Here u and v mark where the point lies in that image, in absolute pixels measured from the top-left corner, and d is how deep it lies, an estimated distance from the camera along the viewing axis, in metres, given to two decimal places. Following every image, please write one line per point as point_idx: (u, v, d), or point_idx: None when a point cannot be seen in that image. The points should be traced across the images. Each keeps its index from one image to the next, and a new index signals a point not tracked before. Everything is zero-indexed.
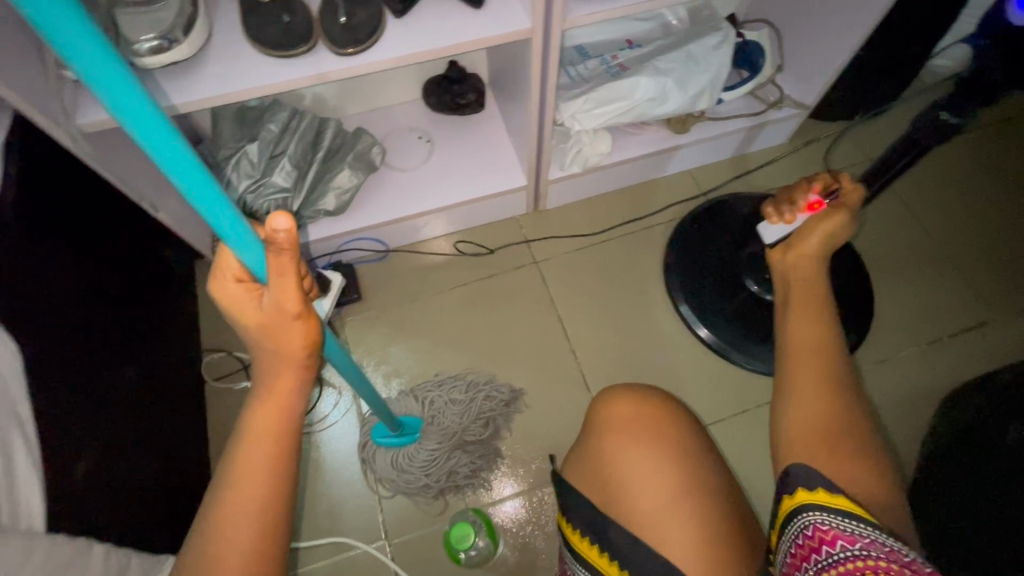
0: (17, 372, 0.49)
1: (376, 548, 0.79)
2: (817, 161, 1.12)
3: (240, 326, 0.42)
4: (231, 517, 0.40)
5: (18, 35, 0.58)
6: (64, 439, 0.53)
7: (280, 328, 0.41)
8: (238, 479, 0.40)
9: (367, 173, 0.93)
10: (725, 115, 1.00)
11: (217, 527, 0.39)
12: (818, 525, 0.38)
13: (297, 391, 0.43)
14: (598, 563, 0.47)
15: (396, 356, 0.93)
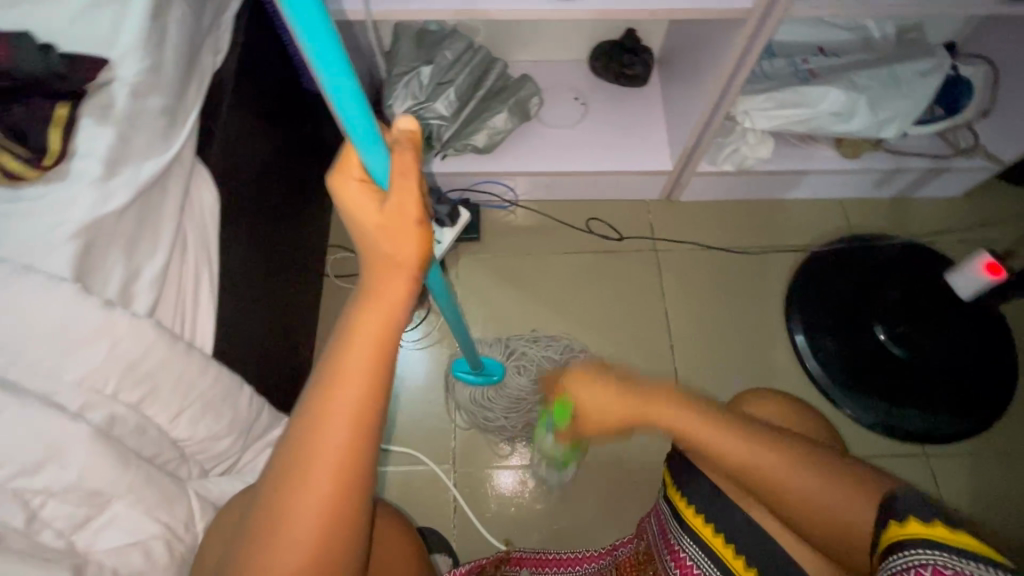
0: (214, 215, 0.55)
1: (442, 470, 0.84)
2: (992, 224, 1.01)
3: (354, 224, 0.38)
4: (319, 441, 0.33)
5: None
6: (235, 288, 0.59)
7: (392, 234, 0.36)
8: (331, 402, 0.33)
9: (520, 121, 0.94)
10: (902, 151, 0.92)
11: (303, 446, 0.33)
12: (934, 565, 0.30)
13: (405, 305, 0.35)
14: (720, 551, 0.46)
15: (498, 302, 0.95)
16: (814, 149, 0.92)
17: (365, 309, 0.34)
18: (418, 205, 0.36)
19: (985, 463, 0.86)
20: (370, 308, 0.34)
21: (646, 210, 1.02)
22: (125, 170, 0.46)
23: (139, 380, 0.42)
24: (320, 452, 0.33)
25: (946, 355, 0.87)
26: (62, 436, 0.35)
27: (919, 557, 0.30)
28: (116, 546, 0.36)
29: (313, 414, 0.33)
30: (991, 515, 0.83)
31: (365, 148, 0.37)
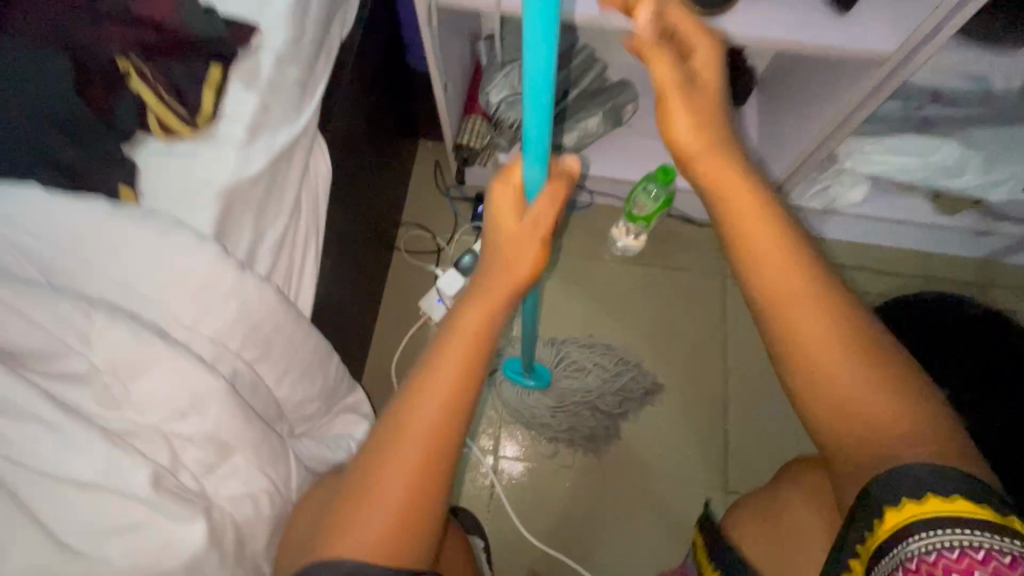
0: (325, 186, 0.58)
1: (482, 455, 0.86)
2: None
3: (490, 228, 0.40)
4: (414, 426, 0.34)
5: None
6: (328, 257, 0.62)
7: (521, 246, 0.39)
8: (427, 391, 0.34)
9: (611, 126, 0.93)
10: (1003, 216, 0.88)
11: (399, 429, 0.34)
12: (926, 555, 0.31)
13: (505, 309, 0.38)
14: None
15: (558, 301, 0.96)
16: (908, 198, 0.89)
17: (468, 313, 0.36)
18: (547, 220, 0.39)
19: None
20: (472, 307, 0.37)
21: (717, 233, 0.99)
22: (260, 142, 0.49)
23: (258, 340, 0.45)
24: (405, 440, 0.34)
25: None
26: (203, 390, 0.38)
27: (927, 540, 0.32)
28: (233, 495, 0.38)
29: (405, 407, 0.34)
30: None
31: (532, 164, 0.39)
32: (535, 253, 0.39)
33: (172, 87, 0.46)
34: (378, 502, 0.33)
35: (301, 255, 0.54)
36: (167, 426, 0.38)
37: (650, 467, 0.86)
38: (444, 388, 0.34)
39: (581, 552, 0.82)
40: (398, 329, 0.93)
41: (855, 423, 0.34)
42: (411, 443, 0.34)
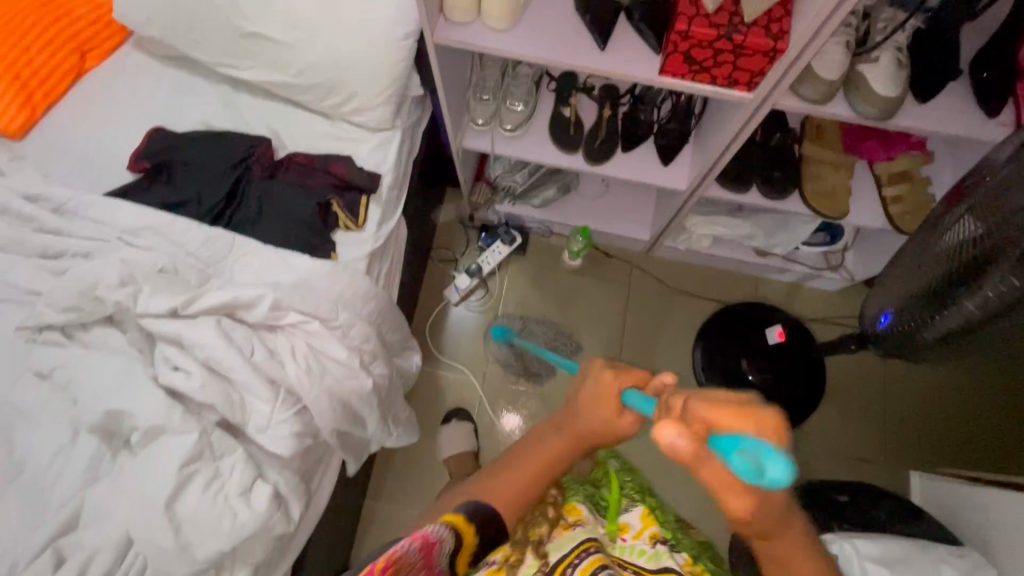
0: (402, 241, 1.20)
1: (476, 381, 1.52)
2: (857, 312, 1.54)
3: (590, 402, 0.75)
4: (500, 488, 0.71)
5: (463, 95, 1.19)
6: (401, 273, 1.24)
7: (601, 415, 0.68)
8: (519, 467, 0.72)
9: (564, 191, 1.49)
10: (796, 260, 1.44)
11: (492, 488, 0.71)
12: None
13: (557, 459, 0.72)
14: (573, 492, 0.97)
15: (527, 294, 1.59)
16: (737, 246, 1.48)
17: (553, 446, 0.73)
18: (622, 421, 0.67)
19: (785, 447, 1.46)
20: (558, 443, 0.72)
21: (624, 258, 1.61)
22: (379, 228, 1.11)
23: (381, 315, 1.07)
24: (535, 459, 0.73)
25: (780, 385, 1.46)
26: (365, 333, 1.00)
27: None
28: (375, 371, 1.02)
29: (501, 475, 0.72)
30: None
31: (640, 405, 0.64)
32: (615, 423, 0.68)
33: (346, 206, 1.09)
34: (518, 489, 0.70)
35: (391, 275, 1.16)
36: (359, 345, 1.00)
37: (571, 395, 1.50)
38: (525, 479, 0.71)
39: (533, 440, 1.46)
40: (430, 308, 1.58)
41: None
42: (535, 467, 0.72)
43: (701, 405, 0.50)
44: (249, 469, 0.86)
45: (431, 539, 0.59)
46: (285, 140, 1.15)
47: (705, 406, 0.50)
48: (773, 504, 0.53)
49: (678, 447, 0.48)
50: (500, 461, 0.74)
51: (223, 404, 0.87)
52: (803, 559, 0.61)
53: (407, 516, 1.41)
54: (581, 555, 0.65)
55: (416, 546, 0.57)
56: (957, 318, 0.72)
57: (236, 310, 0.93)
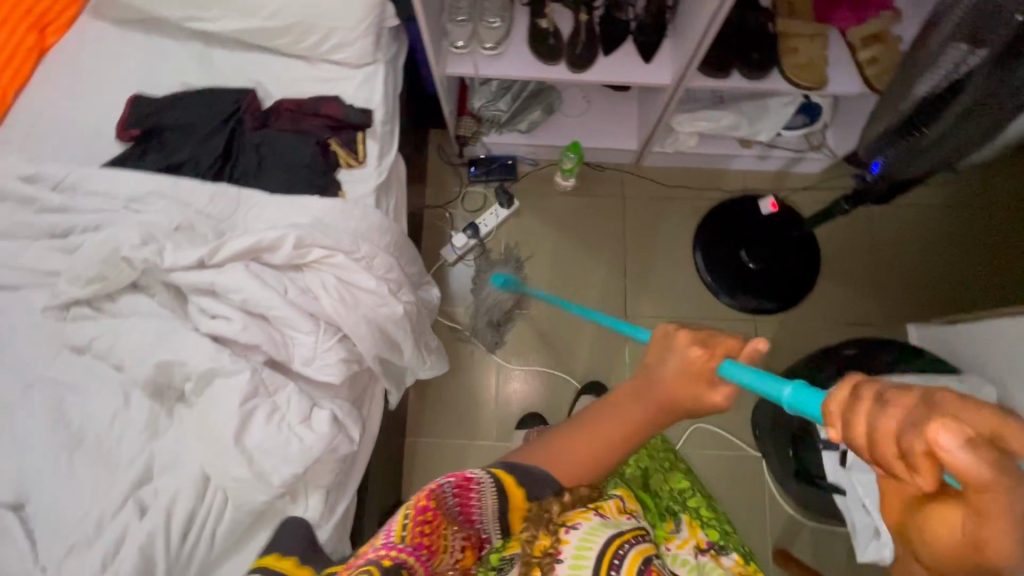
0: (402, 176, 1.21)
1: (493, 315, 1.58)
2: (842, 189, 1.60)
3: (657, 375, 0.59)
4: (567, 457, 0.62)
5: (440, 20, 1.19)
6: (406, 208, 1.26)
7: (686, 383, 0.56)
8: (577, 440, 0.62)
9: (549, 112, 1.53)
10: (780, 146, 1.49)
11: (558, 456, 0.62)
12: None
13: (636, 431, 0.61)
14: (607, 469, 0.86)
15: (527, 222, 1.63)
16: (722, 142, 1.52)
17: (623, 417, 0.61)
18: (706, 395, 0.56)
19: (791, 323, 1.55)
20: (627, 419, 0.61)
21: (614, 172, 1.64)
22: (380, 162, 1.13)
23: (398, 247, 1.10)
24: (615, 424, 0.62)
25: (777, 269, 1.54)
26: (387, 262, 1.02)
27: None
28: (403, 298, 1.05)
29: (563, 445, 0.63)
30: (786, 351, 1.53)
31: None
32: (699, 399, 0.56)
33: (345, 144, 1.10)
34: (598, 444, 0.61)
35: (398, 209, 1.18)
36: (384, 275, 1.02)
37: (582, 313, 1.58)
38: (599, 448, 0.62)
39: (549, 365, 1.55)
40: (435, 251, 1.61)
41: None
42: (611, 434, 0.62)
43: (891, 414, 0.30)
44: (304, 399, 0.90)
45: (471, 479, 0.59)
46: (269, 89, 1.14)
47: (855, 395, 0.33)
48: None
49: (850, 424, 0.32)
50: (581, 415, 0.66)
51: (268, 342, 0.90)
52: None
53: (449, 445, 1.50)
54: (635, 537, 0.63)
55: (453, 487, 0.58)
56: (950, 121, 0.78)
57: (260, 254, 0.94)
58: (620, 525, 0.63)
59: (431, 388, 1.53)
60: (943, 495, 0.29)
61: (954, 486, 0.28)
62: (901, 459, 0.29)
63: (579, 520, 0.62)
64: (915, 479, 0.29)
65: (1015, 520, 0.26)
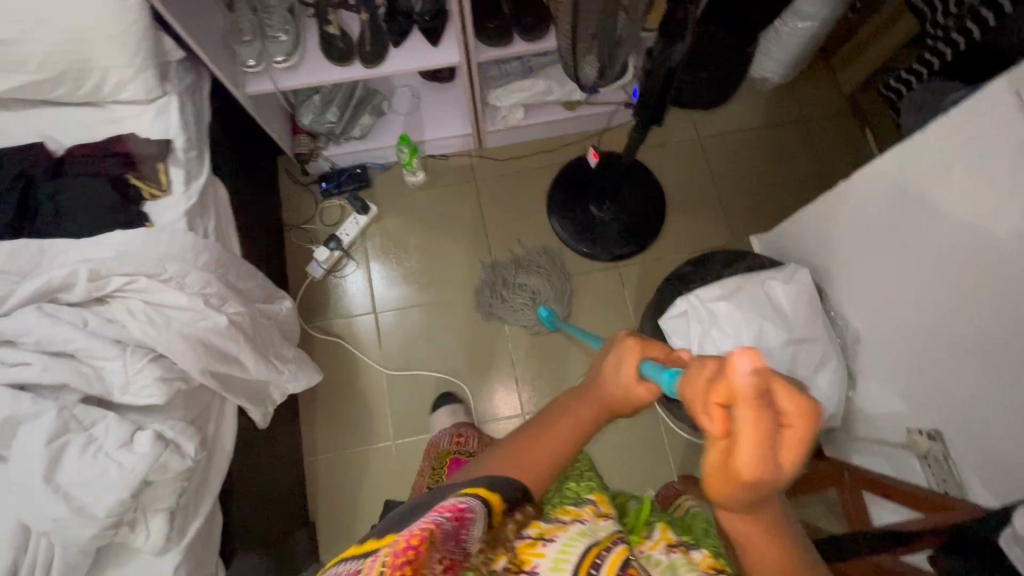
0: (223, 198, 1.23)
1: (372, 323, 1.59)
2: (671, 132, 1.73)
3: (608, 374, 0.71)
4: (531, 460, 0.65)
5: (227, 45, 1.23)
6: (237, 228, 1.27)
7: (619, 386, 0.69)
8: (544, 435, 0.68)
9: (379, 115, 1.58)
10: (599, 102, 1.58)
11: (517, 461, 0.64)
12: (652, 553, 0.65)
13: (575, 431, 0.70)
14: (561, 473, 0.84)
15: (389, 223, 1.67)
16: (548, 109, 1.60)
17: (569, 416, 0.70)
18: (625, 390, 0.69)
19: (654, 262, 1.64)
20: (570, 419, 0.70)
21: (459, 160, 1.71)
22: (188, 187, 1.14)
23: (222, 265, 1.11)
24: (566, 425, 0.69)
25: (629, 215, 1.62)
26: (201, 278, 1.03)
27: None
28: (229, 308, 1.07)
29: (519, 441, 0.67)
30: (653, 287, 1.61)
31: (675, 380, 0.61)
32: (633, 394, 0.69)
33: (144, 177, 1.10)
34: (538, 462, 0.65)
35: (223, 229, 1.20)
36: (201, 291, 1.03)
37: (462, 302, 1.62)
38: (548, 455, 0.66)
39: (440, 353, 1.58)
40: (302, 272, 1.62)
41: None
42: (565, 435, 0.69)
43: (744, 364, 0.40)
44: (124, 425, 0.89)
45: (462, 512, 0.53)
46: (62, 140, 1.14)
47: (745, 383, 0.39)
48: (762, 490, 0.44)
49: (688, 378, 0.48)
50: (539, 417, 0.72)
51: (76, 379, 0.89)
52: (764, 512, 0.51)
53: (352, 455, 1.49)
54: (610, 542, 0.59)
55: (446, 517, 0.52)
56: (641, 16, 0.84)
57: (56, 294, 0.94)
58: (594, 535, 0.59)
59: (323, 402, 1.52)
60: (747, 435, 0.39)
61: (749, 431, 0.39)
62: (717, 399, 0.42)
63: (556, 532, 0.59)
64: (711, 422, 0.43)
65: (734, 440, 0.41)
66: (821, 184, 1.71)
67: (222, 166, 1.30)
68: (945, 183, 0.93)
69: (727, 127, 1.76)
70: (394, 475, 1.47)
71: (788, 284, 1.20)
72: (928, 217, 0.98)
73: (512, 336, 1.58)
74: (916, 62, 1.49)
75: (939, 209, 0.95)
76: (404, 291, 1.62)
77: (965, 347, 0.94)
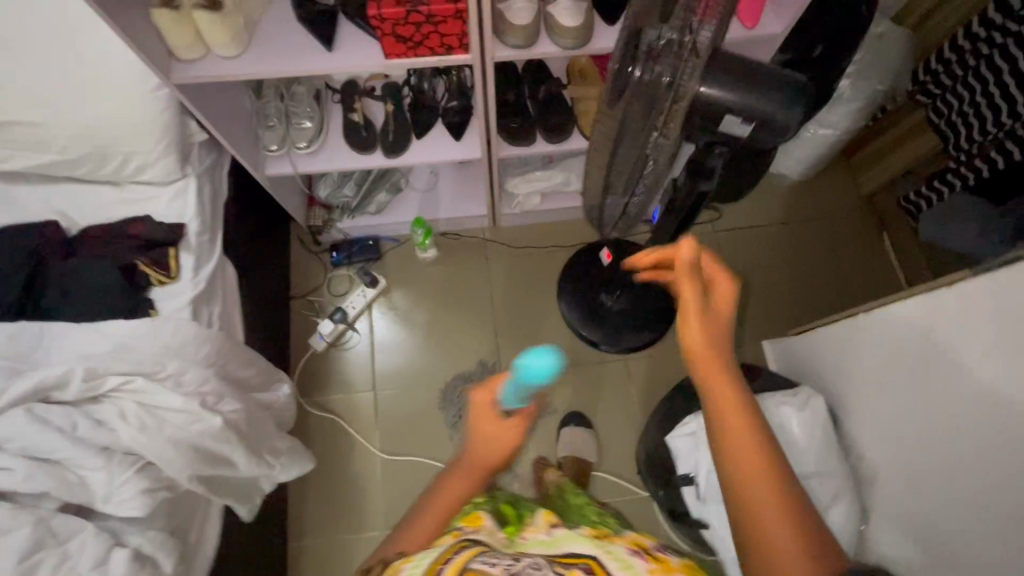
0: (231, 281, 1.21)
1: (370, 400, 1.56)
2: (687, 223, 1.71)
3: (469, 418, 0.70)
4: (416, 527, 0.66)
5: (251, 130, 1.23)
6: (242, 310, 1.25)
7: (482, 432, 0.69)
8: (434, 499, 0.68)
9: (396, 191, 1.58)
10: None
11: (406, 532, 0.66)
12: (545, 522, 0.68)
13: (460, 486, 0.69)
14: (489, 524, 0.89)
15: (396, 296, 1.65)
16: (566, 196, 1.60)
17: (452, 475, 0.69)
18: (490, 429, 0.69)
19: (663, 357, 1.60)
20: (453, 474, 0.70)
21: (472, 238, 1.69)
22: (197, 273, 1.12)
23: (222, 357, 1.08)
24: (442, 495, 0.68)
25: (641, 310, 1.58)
26: (199, 376, 1.00)
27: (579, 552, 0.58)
28: (225, 405, 1.03)
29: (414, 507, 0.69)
30: (661, 384, 1.57)
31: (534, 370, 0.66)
32: (497, 432, 0.68)
33: (153, 263, 1.09)
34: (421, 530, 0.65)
35: (228, 314, 1.18)
36: (197, 389, 1.00)
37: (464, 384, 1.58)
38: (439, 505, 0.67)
39: (438, 437, 1.53)
40: (305, 343, 1.59)
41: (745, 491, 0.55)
42: (447, 499, 0.68)
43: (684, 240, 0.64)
44: (101, 541, 0.84)
45: None
46: (77, 218, 1.14)
47: (692, 251, 0.63)
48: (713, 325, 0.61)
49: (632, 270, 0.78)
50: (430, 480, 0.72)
51: (58, 488, 0.85)
52: (724, 378, 0.59)
53: (337, 542, 1.43)
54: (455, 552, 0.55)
55: None
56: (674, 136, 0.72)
57: (49, 393, 0.91)
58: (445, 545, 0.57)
59: (313, 483, 1.47)
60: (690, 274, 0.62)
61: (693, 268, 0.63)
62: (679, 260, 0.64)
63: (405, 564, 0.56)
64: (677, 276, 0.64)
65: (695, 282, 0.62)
66: (838, 286, 1.68)
67: (234, 244, 1.28)
68: (970, 342, 0.89)
69: (743, 222, 1.75)
70: None
71: (802, 412, 1.16)
72: (953, 371, 0.94)
73: None
74: (938, 177, 1.46)
75: (962, 365, 0.91)
76: (406, 369, 1.59)
77: (975, 513, 0.89)
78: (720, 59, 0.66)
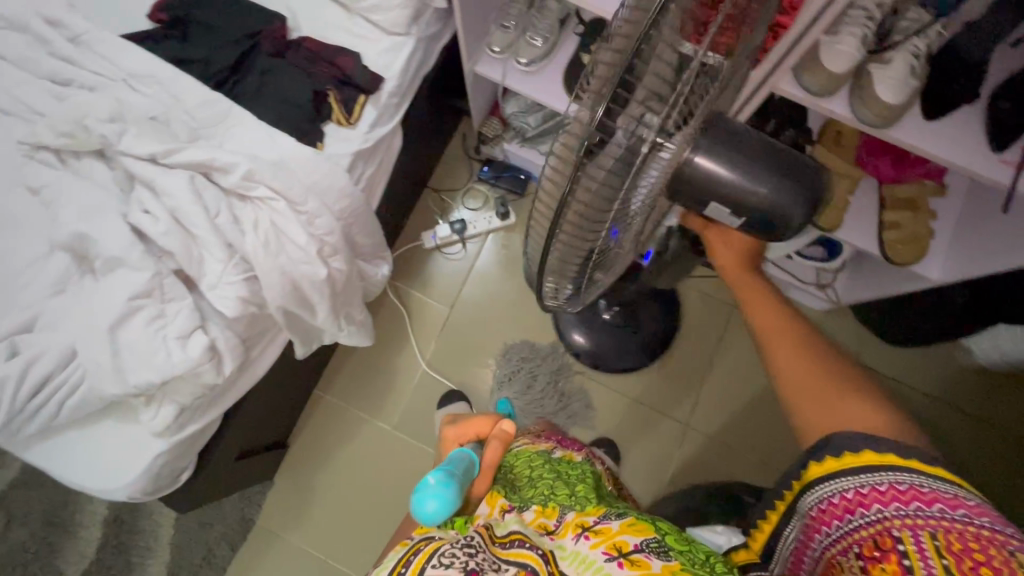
0: (393, 150, 1.22)
1: (443, 314, 1.58)
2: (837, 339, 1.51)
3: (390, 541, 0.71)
4: None
5: (486, 21, 1.18)
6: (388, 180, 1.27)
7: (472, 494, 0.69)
8: None
9: None
10: (785, 267, 1.45)
11: None
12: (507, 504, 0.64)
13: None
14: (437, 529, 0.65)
15: (517, 238, 1.61)
16: None
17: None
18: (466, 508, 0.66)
19: (724, 444, 1.49)
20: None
21: None
22: (371, 130, 1.13)
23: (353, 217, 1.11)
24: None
25: None
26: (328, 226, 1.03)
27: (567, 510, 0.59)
28: (336, 261, 1.06)
29: None
30: (705, 466, 1.48)
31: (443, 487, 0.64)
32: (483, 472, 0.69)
33: (341, 101, 1.10)
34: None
35: (376, 179, 1.19)
36: (322, 236, 1.03)
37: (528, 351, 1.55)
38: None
39: (481, 381, 1.54)
40: (416, 233, 1.61)
41: (814, 408, 0.59)
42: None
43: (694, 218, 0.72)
44: (192, 318, 0.92)
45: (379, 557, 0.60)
46: (301, 23, 1.16)
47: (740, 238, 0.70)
48: (755, 266, 0.71)
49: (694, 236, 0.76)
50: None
51: (181, 255, 0.93)
52: (755, 288, 0.70)
53: (351, 412, 1.52)
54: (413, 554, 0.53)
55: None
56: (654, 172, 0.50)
57: (212, 171, 0.98)
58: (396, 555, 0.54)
59: (359, 353, 1.55)
60: (718, 242, 0.72)
61: (716, 239, 0.71)
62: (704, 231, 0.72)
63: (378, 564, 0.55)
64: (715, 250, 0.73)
65: (723, 242, 0.71)
66: None
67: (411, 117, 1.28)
68: None
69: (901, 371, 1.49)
70: (376, 458, 1.50)
71: None
72: None
73: (548, 413, 1.50)
74: None
75: None
76: (489, 306, 1.58)
77: None
78: (720, 126, 0.52)
